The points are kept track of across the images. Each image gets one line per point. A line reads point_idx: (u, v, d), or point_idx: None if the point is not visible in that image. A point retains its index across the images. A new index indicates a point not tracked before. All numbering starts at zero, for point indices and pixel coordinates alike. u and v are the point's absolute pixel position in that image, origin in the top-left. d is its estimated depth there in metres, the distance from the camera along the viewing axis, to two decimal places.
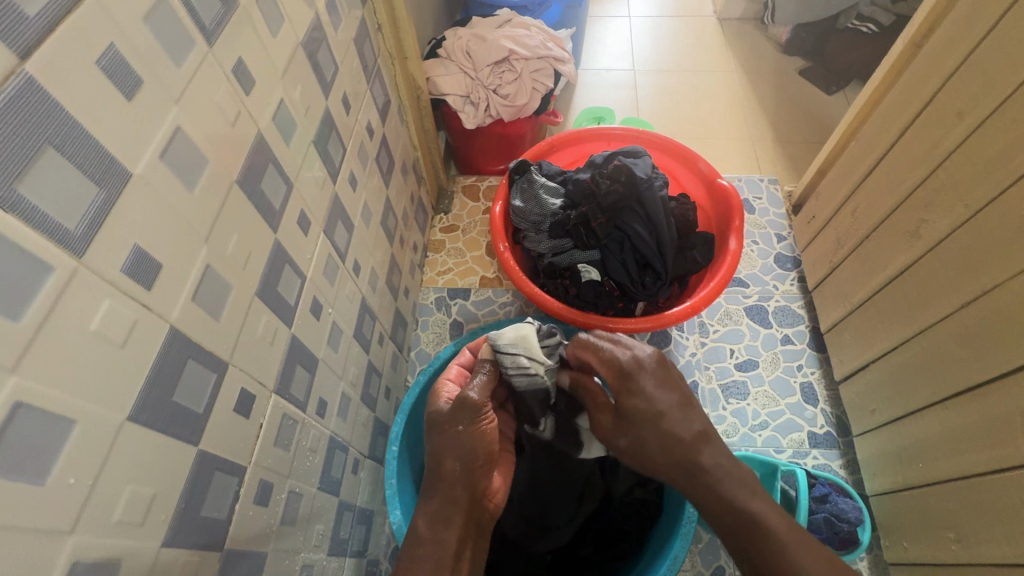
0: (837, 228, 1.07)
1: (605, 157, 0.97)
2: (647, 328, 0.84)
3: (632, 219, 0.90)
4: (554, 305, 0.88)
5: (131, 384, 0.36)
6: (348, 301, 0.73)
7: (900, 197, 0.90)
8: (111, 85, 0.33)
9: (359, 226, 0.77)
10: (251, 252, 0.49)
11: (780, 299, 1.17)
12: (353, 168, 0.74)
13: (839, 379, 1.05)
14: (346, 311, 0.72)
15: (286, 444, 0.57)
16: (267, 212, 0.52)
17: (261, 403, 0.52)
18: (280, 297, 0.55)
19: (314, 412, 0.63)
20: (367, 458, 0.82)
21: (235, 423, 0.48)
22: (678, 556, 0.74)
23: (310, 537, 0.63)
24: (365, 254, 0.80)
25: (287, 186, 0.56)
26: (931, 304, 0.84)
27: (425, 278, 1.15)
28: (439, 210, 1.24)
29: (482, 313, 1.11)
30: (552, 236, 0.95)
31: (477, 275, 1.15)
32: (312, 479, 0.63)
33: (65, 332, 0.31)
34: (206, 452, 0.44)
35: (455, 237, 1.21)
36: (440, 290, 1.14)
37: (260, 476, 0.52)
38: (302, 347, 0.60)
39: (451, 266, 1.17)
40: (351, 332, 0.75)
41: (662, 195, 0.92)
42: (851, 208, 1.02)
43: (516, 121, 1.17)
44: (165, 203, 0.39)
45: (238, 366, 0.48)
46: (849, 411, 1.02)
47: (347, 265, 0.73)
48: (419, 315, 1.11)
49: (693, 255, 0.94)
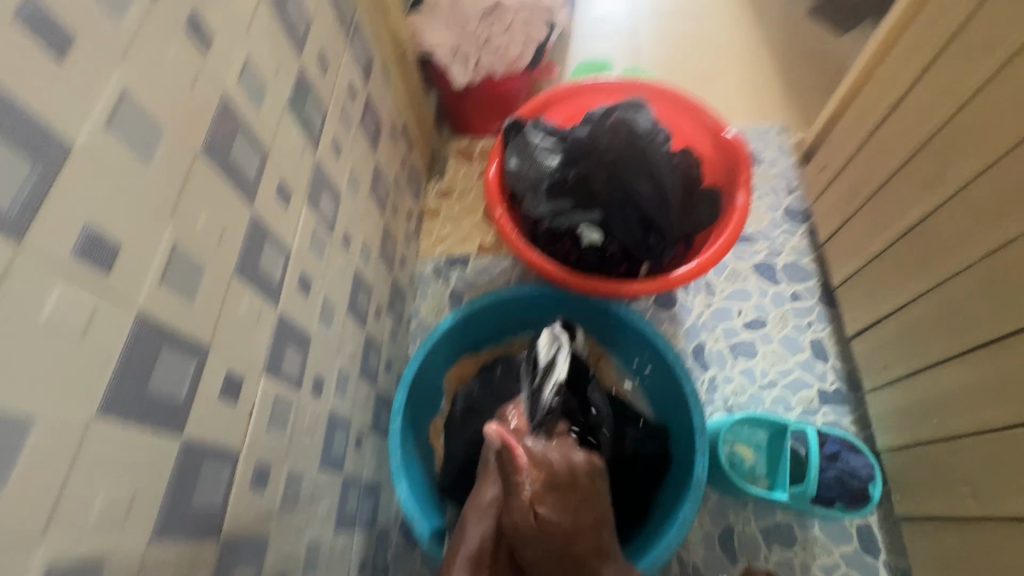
0: (846, 182, 1.13)
1: (605, 111, 0.90)
2: (649, 291, 0.81)
3: (635, 177, 0.86)
4: (556, 269, 0.84)
5: (95, 360, 0.48)
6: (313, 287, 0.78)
7: (911, 149, 0.96)
8: (35, 49, 0.42)
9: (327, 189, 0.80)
10: (224, 229, 0.62)
11: None
12: (336, 136, 0.82)
13: (852, 334, 1.15)
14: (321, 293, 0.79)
15: (281, 424, 0.72)
16: (240, 181, 0.64)
17: (252, 383, 0.67)
18: (263, 274, 0.69)
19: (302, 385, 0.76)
20: (368, 432, 0.94)
21: (224, 410, 0.63)
22: (689, 514, 0.87)
23: (314, 515, 0.79)
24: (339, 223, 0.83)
25: (261, 158, 0.68)
26: (948, 255, 0.91)
27: (422, 247, 1.13)
28: (433, 173, 1.20)
29: (481, 280, 1.09)
30: (550, 197, 0.87)
31: (475, 242, 1.12)
32: (313, 455, 0.79)
33: (18, 293, 0.41)
34: (190, 441, 0.58)
35: (451, 202, 1.17)
36: (438, 259, 1.12)
37: (255, 458, 0.68)
38: (291, 327, 0.75)
39: (447, 234, 1.13)
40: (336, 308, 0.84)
41: (665, 151, 0.87)
42: (862, 161, 1.09)
43: (510, 77, 1.12)
44: (124, 183, 0.50)
45: (218, 348, 0.62)
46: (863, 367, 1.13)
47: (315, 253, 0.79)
48: (417, 284, 1.10)
49: (698, 212, 0.90)
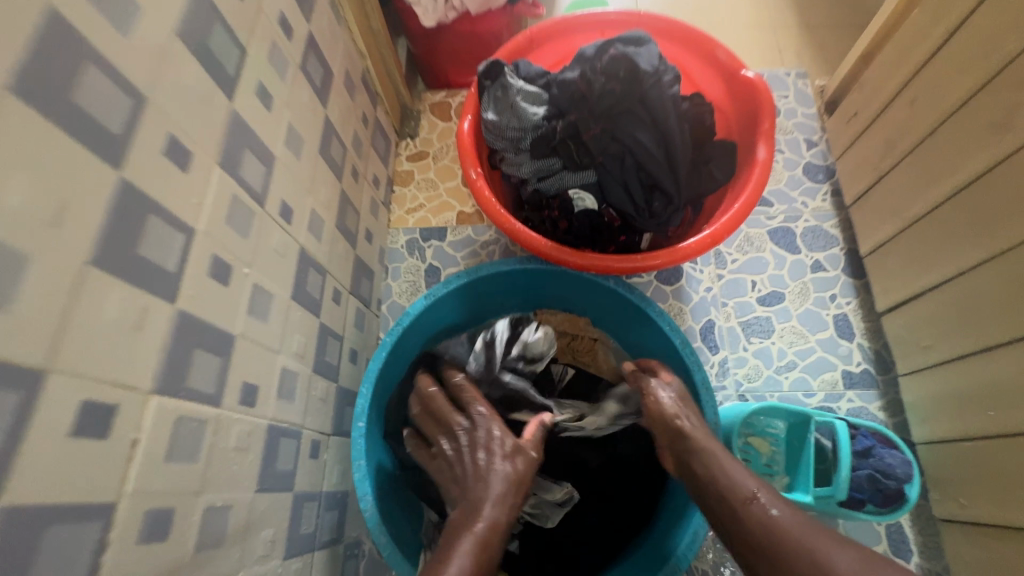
0: (834, 126, 0.90)
1: (597, 47, 0.66)
2: (656, 266, 0.64)
3: (637, 128, 0.63)
4: (541, 242, 0.65)
5: None
6: (286, 248, 0.58)
7: (907, 76, 0.72)
8: None
9: (268, 148, 0.55)
10: (64, 196, 0.31)
11: (808, 219, 0.88)
12: (262, 79, 0.54)
13: (882, 311, 0.79)
14: (277, 274, 0.56)
15: (190, 455, 0.41)
16: (89, 132, 0.33)
17: (130, 411, 0.36)
18: (145, 261, 0.37)
19: (282, 395, 0.56)
20: (331, 437, 0.68)
21: (149, 555, 0.38)
22: (699, 529, 0.63)
23: (251, 549, 0.50)
24: (297, 203, 0.61)
25: (133, 101, 0.36)
26: (952, 248, 0.66)
27: (392, 217, 0.96)
28: (404, 134, 1.03)
29: (462, 255, 0.94)
30: (535, 155, 0.68)
31: (453, 211, 0.97)
32: (245, 485, 0.49)
33: None
34: (23, 504, 0.29)
35: (425, 165, 1.01)
36: (411, 231, 0.95)
37: (145, 506, 0.37)
38: (202, 324, 0.43)
39: (422, 202, 0.97)
40: (301, 299, 0.61)
41: (675, 94, 0.65)
42: (869, 93, 0.80)
43: (486, 15, 0.95)
44: (24, 147, 0.29)
45: (68, 370, 0.32)
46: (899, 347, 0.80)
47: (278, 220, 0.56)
48: (388, 262, 0.93)
49: (712, 170, 0.70)
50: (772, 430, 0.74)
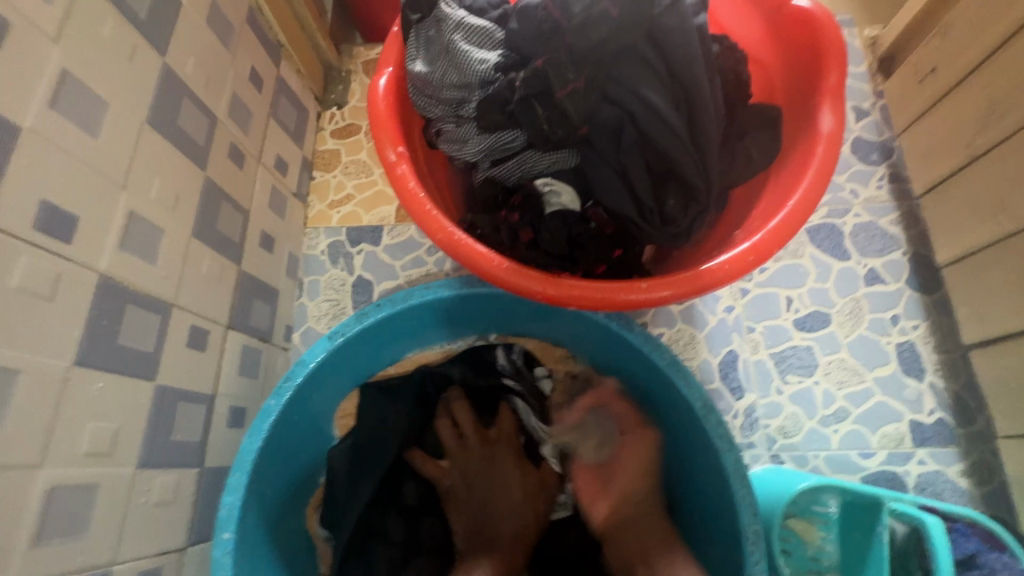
0: (898, 90, 0.67)
1: None
2: (670, 298, 0.41)
3: (642, 82, 0.40)
4: (495, 263, 0.42)
5: None
6: (59, 285, 0.35)
7: None
8: None
9: (6, 119, 0.32)
10: None
11: (859, 213, 0.66)
12: None
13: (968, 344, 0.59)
14: (28, 338, 0.33)
15: None
16: None
17: None
18: None
19: (57, 531, 0.35)
20: (190, 550, 0.46)
21: None
22: None
23: None
24: (93, 211, 0.38)
25: None
26: None
27: (310, 214, 0.73)
28: (328, 102, 0.78)
29: (402, 264, 0.70)
30: (485, 127, 0.44)
31: (391, 204, 0.73)
32: None
33: None
34: None
35: (355, 143, 0.76)
36: (335, 231, 0.72)
37: None
38: None
39: (350, 192, 0.74)
40: (105, 365, 0.38)
41: (700, 29, 0.41)
42: (961, 40, 0.58)
43: None
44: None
45: None
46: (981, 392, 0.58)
47: (35, 241, 0.33)
48: (303, 274, 0.70)
49: (748, 150, 0.48)
50: (819, 509, 0.53)
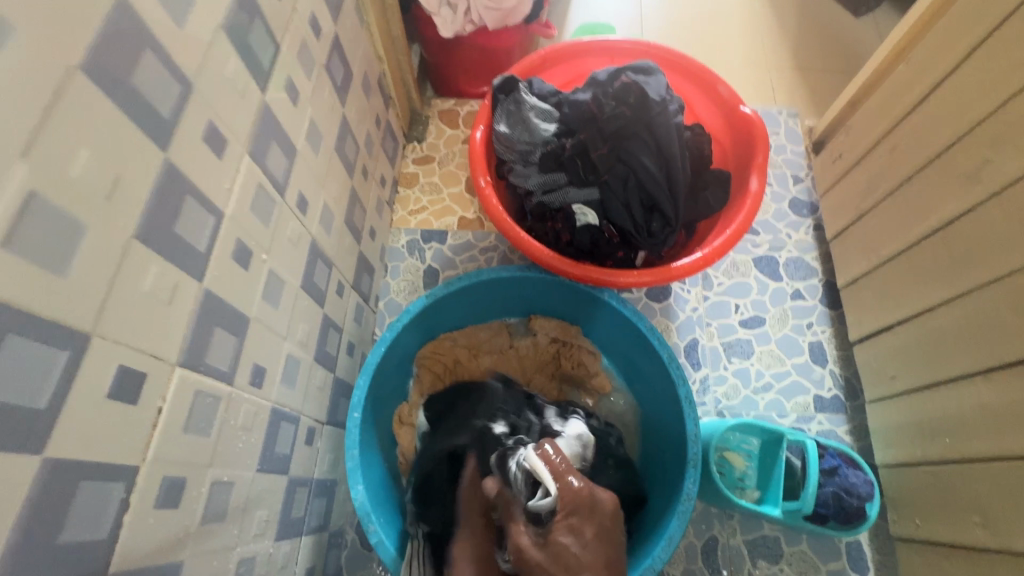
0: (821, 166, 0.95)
1: (609, 73, 0.70)
2: (650, 282, 0.67)
3: (642, 151, 0.67)
4: (544, 253, 0.68)
5: None
6: (300, 238, 0.60)
7: (896, 120, 0.77)
8: None
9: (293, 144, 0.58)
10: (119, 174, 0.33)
11: (791, 250, 0.93)
12: (290, 74, 0.55)
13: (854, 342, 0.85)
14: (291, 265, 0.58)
15: (203, 427, 0.43)
16: (144, 118, 0.35)
17: (157, 380, 0.38)
18: (181, 242, 0.39)
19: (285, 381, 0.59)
20: (326, 426, 0.70)
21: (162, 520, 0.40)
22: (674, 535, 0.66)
23: (247, 527, 0.51)
24: (313, 199, 0.63)
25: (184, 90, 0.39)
26: (923, 287, 0.71)
27: (395, 217, 0.98)
28: (411, 138, 1.05)
29: (461, 259, 0.96)
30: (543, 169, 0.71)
31: (455, 216, 0.99)
32: (248, 462, 0.50)
33: None
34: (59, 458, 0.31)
35: (430, 169, 1.03)
36: (413, 231, 0.98)
37: (162, 472, 0.39)
38: (223, 304, 0.45)
39: (425, 204, 1.00)
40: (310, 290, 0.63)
41: (678, 124, 0.69)
42: (859, 137, 0.86)
43: (504, 32, 0.96)
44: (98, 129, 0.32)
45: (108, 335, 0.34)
46: (863, 375, 0.82)
47: (297, 211, 0.59)
48: (388, 260, 0.95)
49: (707, 198, 0.74)
50: (745, 446, 0.78)
